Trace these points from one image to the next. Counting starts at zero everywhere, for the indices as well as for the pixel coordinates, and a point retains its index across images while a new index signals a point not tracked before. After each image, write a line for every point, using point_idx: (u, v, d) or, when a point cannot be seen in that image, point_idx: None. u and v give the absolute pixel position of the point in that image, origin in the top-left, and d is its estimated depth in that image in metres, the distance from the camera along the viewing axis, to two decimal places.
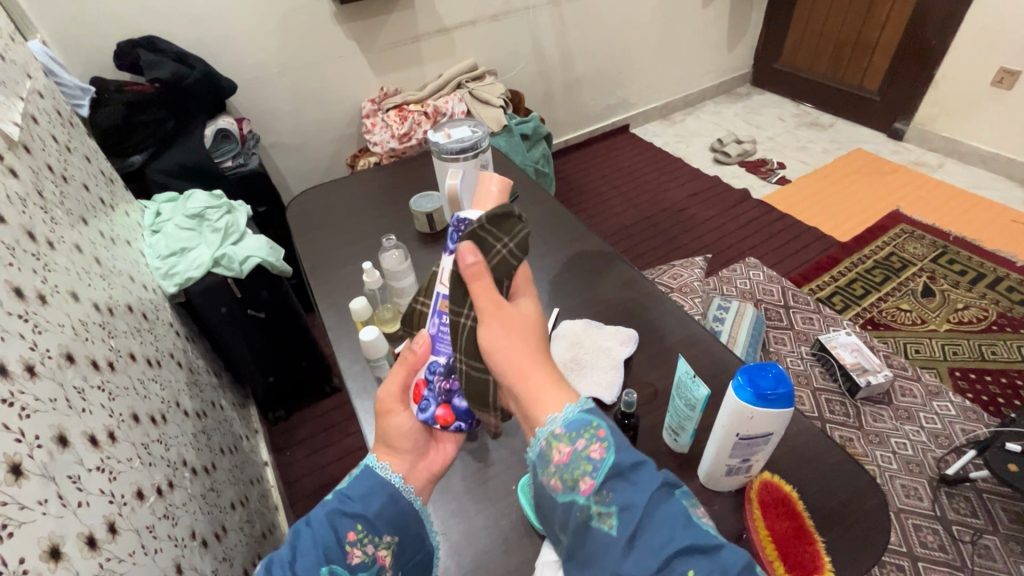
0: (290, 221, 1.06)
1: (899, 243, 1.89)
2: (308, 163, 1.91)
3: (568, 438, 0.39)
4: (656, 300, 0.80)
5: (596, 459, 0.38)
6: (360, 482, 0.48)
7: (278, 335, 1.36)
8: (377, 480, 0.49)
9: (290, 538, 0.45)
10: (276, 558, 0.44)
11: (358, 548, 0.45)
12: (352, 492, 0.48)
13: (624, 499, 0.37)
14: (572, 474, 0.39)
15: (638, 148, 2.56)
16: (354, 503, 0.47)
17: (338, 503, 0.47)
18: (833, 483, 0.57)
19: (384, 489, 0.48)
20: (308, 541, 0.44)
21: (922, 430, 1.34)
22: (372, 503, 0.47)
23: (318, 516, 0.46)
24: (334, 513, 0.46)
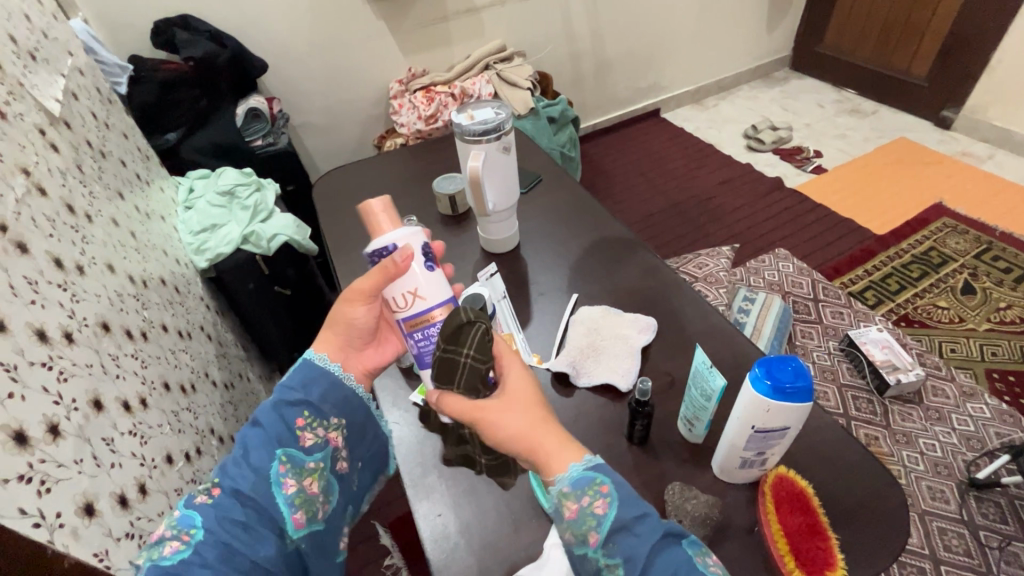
0: (316, 201, 1.07)
1: (940, 238, 1.81)
2: (336, 143, 1.93)
3: (573, 497, 0.45)
4: (678, 289, 0.79)
5: (600, 514, 0.44)
6: (294, 380, 0.59)
7: (303, 312, 1.40)
8: (314, 376, 0.60)
9: (240, 439, 0.56)
10: (233, 456, 0.55)
11: (308, 432, 0.58)
12: (292, 387, 0.59)
13: (627, 551, 0.43)
14: (581, 528, 0.45)
15: (668, 133, 2.50)
16: (293, 394, 0.58)
17: (272, 403, 0.58)
18: (851, 480, 0.56)
19: (324, 380, 0.60)
20: (257, 436, 0.55)
21: (953, 432, 1.30)
22: (316, 394, 0.59)
23: (263, 413, 0.57)
24: (276, 410, 0.57)
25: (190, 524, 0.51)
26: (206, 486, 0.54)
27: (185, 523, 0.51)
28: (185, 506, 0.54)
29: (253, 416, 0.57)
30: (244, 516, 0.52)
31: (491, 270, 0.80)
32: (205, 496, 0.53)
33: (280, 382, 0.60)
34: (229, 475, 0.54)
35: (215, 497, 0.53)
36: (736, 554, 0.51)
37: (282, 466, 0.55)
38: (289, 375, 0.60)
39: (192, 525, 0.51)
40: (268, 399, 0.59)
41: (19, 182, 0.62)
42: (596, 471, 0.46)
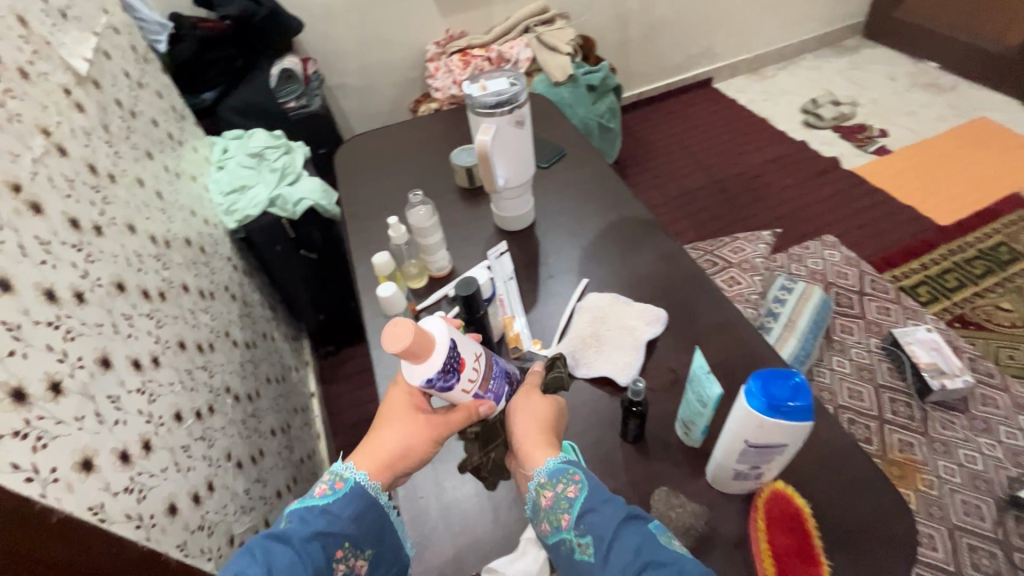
0: (336, 167, 1.07)
1: (1013, 232, 1.65)
2: (371, 106, 1.91)
3: (548, 484, 0.46)
4: (695, 280, 0.74)
5: (571, 497, 0.45)
6: (339, 504, 0.49)
7: (329, 276, 1.42)
8: (362, 500, 0.50)
9: (262, 555, 0.44)
10: (247, 574, 0.43)
11: (341, 562, 0.49)
12: (341, 512, 0.49)
13: (595, 529, 0.42)
14: (554, 514, 0.45)
15: (718, 105, 2.35)
16: (338, 522, 0.49)
17: (305, 522, 0.48)
18: (857, 502, 0.52)
19: (366, 511, 0.50)
20: (291, 563, 0.44)
21: (999, 445, 1.20)
22: (359, 524, 0.49)
23: (302, 535, 0.47)
24: (311, 533, 0.47)
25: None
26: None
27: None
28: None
29: (280, 530, 0.47)
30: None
31: (499, 248, 0.80)
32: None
33: (312, 491, 0.50)
34: None
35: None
36: (719, 569, 0.49)
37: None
38: (328, 487, 0.50)
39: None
40: (298, 512, 0.48)
41: (37, 143, 0.64)
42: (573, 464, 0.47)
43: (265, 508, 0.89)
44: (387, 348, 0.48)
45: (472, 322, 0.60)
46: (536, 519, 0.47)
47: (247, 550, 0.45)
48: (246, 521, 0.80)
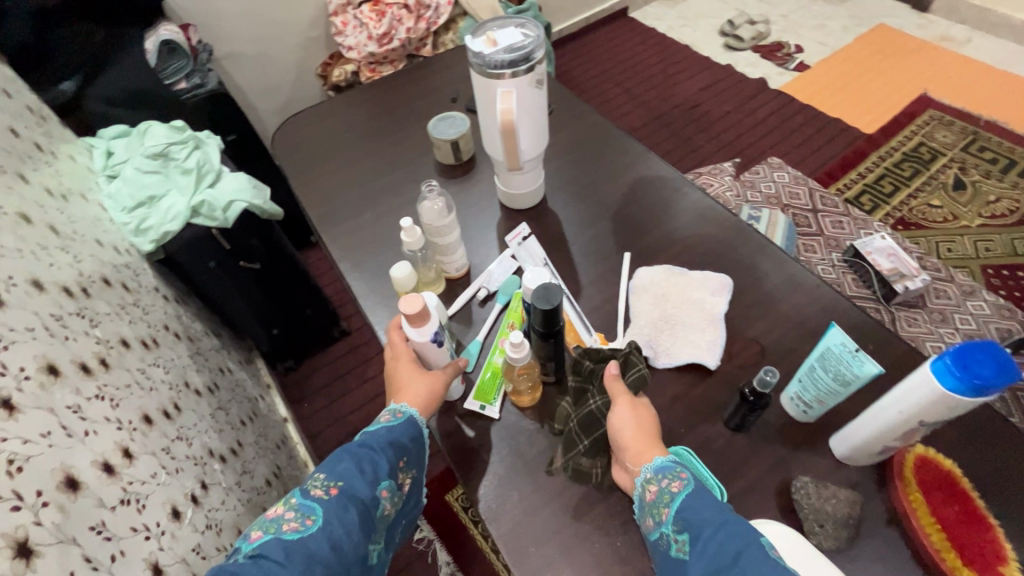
0: (278, 159, 0.87)
1: (928, 132, 1.77)
2: (271, 75, 1.63)
3: (654, 478, 0.46)
4: (743, 235, 0.68)
5: (676, 494, 0.45)
6: (400, 429, 0.53)
7: (276, 285, 1.22)
8: (417, 429, 0.54)
9: (351, 457, 0.50)
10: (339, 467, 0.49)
11: (403, 474, 0.53)
12: (404, 435, 0.53)
13: (693, 528, 0.42)
14: (656, 508, 0.45)
15: (640, 35, 2.28)
16: (403, 444, 0.53)
17: (380, 435, 0.53)
18: (986, 447, 0.50)
19: (421, 437, 0.55)
20: (367, 458, 0.50)
21: (957, 333, 1.32)
22: (417, 443, 0.54)
23: (375, 442, 0.52)
24: (385, 442, 0.52)
25: (307, 513, 0.46)
26: (319, 483, 0.48)
27: (303, 510, 0.46)
28: (291, 500, 0.48)
29: (362, 439, 0.52)
30: (354, 525, 0.47)
31: (521, 233, 0.70)
32: (319, 495, 0.47)
33: (380, 416, 0.55)
34: (342, 490, 0.48)
35: (330, 498, 0.47)
36: (884, 556, 0.45)
37: (385, 494, 0.50)
38: (390, 415, 0.54)
39: (310, 513, 0.46)
40: (371, 429, 0.53)
41: None
42: (678, 463, 0.47)
43: None
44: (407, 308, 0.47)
45: (550, 336, 0.50)
46: (642, 517, 0.47)
47: (338, 451, 0.51)
48: None
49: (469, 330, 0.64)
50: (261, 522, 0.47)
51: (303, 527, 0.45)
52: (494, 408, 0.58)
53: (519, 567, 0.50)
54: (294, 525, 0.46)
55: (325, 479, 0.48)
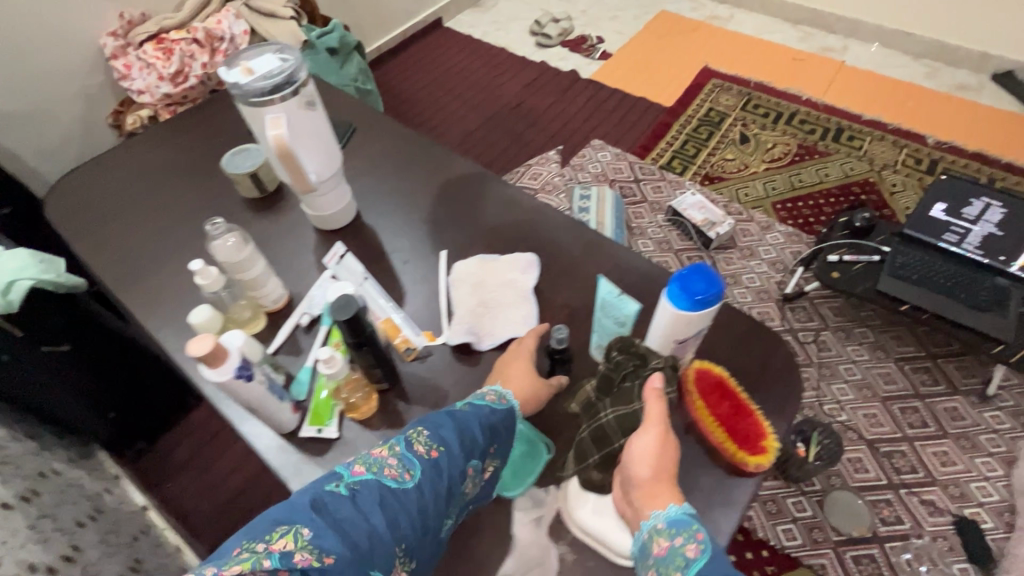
0: (56, 225, 0.79)
1: (714, 98, 2.05)
2: (51, 132, 1.44)
3: (666, 532, 0.45)
4: (544, 215, 0.74)
5: (690, 557, 0.43)
6: (500, 414, 0.52)
7: (97, 363, 1.09)
8: (512, 420, 0.54)
9: (459, 422, 0.50)
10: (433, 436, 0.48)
11: (488, 461, 0.51)
12: (500, 419, 0.52)
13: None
14: (667, 566, 0.44)
15: (459, 43, 2.36)
16: (503, 427, 0.52)
17: (485, 415, 0.52)
18: (748, 349, 0.60)
19: (510, 428, 0.53)
20: (463, 434, 0.49)
21: (763, 262, 1.54)
22: (507, 434, 0.53)
23: (473, 420, 0.51)
24: (488, 421, 0.51)
25: (408, 468, 0.46)
26: (417, 446, 0.47)
27: (404, 465, 0.45)
28: (395, 447, 0.47)
29: (470, 408, 0.51)
30: (440, 496, 0.46)
31: (338, 252, 0.70)
32: (421, 452, 0.47)
33: (484, 395, 0.54)
34: (430, 461, 0.46)
35: (430, 459, 0.47)
36: (681, 458, 0.53)
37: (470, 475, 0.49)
38: (495, 398, 0.54)
39: (409, 469, 0.46)
40: (477, 402, 0.53)
41: None
42: (695, 520, 0.46)
43: None
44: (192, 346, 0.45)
45: (363, 343, 0.52)
46: (643, 567, 0.46)
47: (443, 414, 0.51)
48: None
49: (298, 359, 0.62)
50: (355, 464, 0.45)
51: (396, 481, 0.45)
52: (331, 428, 0.57)
53: None
54: (389, 475, 0.45)
55: (432, 440, 0.48)
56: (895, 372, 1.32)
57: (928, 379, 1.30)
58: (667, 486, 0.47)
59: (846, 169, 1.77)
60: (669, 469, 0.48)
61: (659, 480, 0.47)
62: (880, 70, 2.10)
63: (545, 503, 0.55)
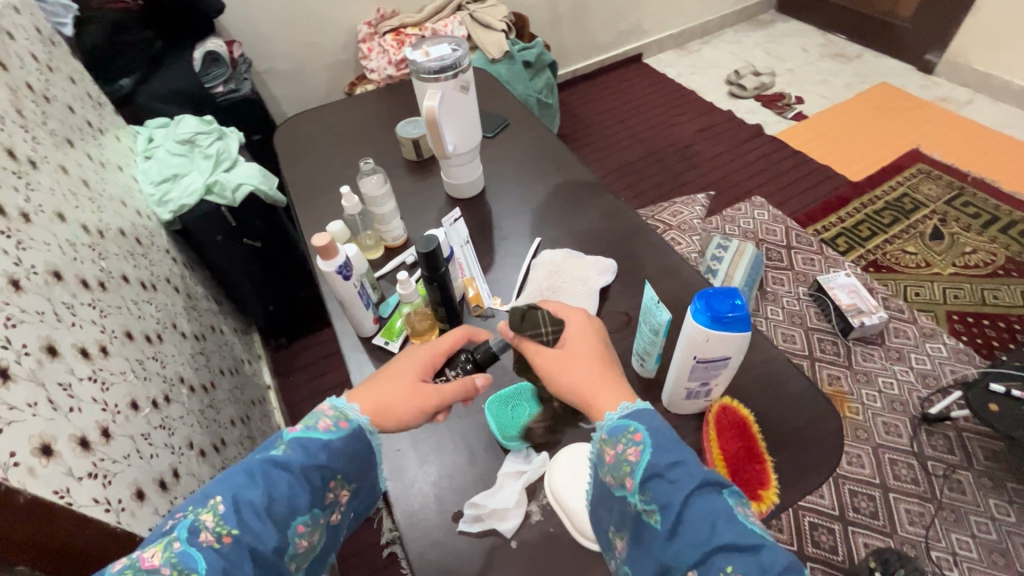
0: (277, 146, 1.04)
1: (914, 184, 1.82)
2: (304, 90, 1.86)
3: (610, 442, 0.45)
4: (639, 232, 0.79)
5: (633, 460, 0.44)
6: (337, 445, 0.48)
7: (275, 264, 1.38)
8: (362, 444, 0.50)
9: (263, 480, 0.44)
10: (249, 497, 0.43)
11: (333, 490, 0.48)
12: (338, 451, 0.48)
13: (662, 496, 0.41)
14: (617, 473, 0.45)
15: (650, 79, 2.44)
16: (337, 458, 0.48)
17: (307, 454, 0.47)
18: (791, 408, 0.58)
19: (359, 453, 0.50)
20: (286, 488, 0.44)
21: (911, 370, 1.34)
22: (353, 462, 0.49)
23: (298, 464, 0.46)
24: (309, 465, 0.46)
25: (191, 567, 0.39)
26: (215, 523, 0.41)
27: (186, 565, 0.39)
28: (172, 545, 0.40)
29: (281, 456, 0.46)
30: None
31: (454, 216, 0.79)
32: (210, 543, 0.40)
33: (315, 423, 0.48)
34: (244, 530, 0.42)
35: (223, 549, 0.41)
36: None
37: (303, 527, 0.45)
38: (331, 425, 0.49)
39: (193, 568, 0.39)
40: (299, 441, 0.47)
41: None
42: (633, 419, 0.46)
43: None
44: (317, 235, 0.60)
45: (434, 280, 0.62)
46: (600, 473, 0.47)
47: (245, 473, 0.45)
48: None
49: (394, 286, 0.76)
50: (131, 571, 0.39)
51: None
52: (395, 344, 0.69)
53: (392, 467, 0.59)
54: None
55: (227, 520, 0.42)
56: None
57: None
58: (607, 395, 0.49)
59: None
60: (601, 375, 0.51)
61: (599, 389, 0.50)
62: None
63: (531, 463, 0.57)
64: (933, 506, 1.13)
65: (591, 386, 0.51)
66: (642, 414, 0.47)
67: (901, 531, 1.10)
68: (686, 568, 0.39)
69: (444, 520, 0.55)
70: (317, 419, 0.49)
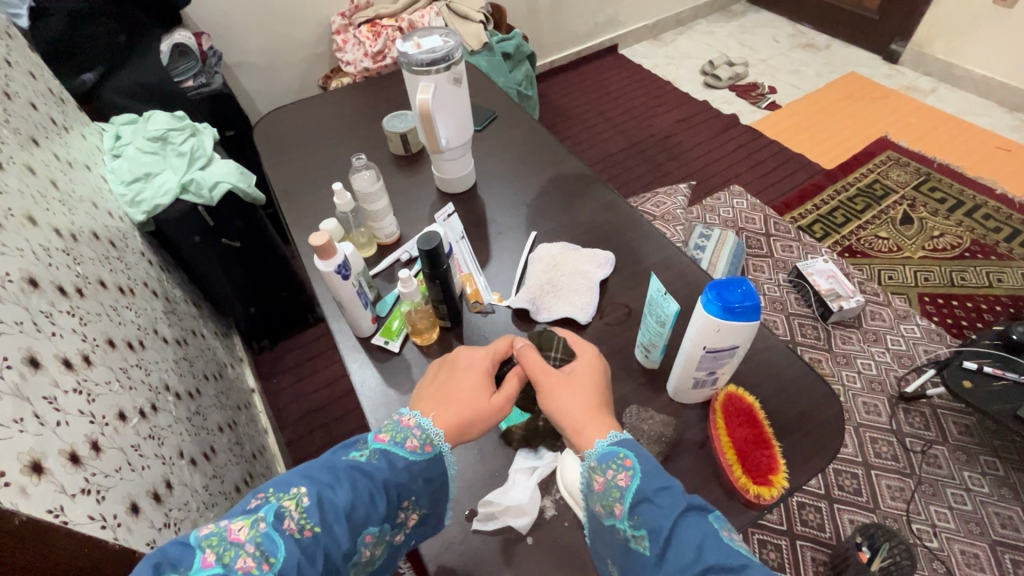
0: (257, 143, 1.01)
1: (884, 171, 1.88)
2: (277, 84, 1.80)
3: (600, 469, 0.47)
4: (634, 224, 0.79)
5: (622, 486, 0.46)
6: (419, 464, 0.50)
7: (255, 264, 1.35)
8: (439, 469, 0.51)
9: (350, 486, 0.46)
10: (333, 498, 0.44)
11: (402, 510, 0.49)
12: (417, 471, 0.50)
13: (650, 521, 0.43)
14: (607, 500, 0.46)
15: (627, 70, 2.45)
16: (414, 479, 0.49)
17: (391, 470, 0.48)
18: (792, 394, 0.59)
19: (434, 477, 0.51)
20: (369, 495, 0.46)
21: (887, 351, 1.39)
22: (427, 486, 0.50)
23: (381, 476, 0.47)
24: (391, 480, 0.48)
25: (272, 552, 0.40)
26: (299, 515, 0.43)
27: (268, 548, 0.40)
28: (259, 524, 0.42)
29: (368, 465, 0.48)
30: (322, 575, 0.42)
31: (447, 211, 0.79)
32: (292, 532, 0.42)
33: (403, 442, 0.50)
34: (326, 527, 0.43)
35: (304, 540, 0.42)
36: (688, 466, 0.55)
37: (370, 538, 0.46)
38: (417, 446, 0.50)
39: (275, 554, 0.40)
40: (384, 454, 0.49)
41: None
42: (621, 446, 0.47)
43: (227, 504, 0.85)
44: (313, 235, 0.58)
45: (436, 277, 0.61)
46: (590, 501, 0.48)
47: (332, 473, 0.46)
48: (210, 517, 0.76)
49: (390, 283, 0.75)
50: (217, 540, 0.41)
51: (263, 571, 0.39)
52: (395, 343, 0.67)
53: None
54: (253, 564, 0.40)
55: (311, 514, 0.43)
56: (1020, 519, 1.11)
57: None
58: (595, 426, 0.50)
59: None
60: (595, 406, 0.51)
61: (587, 423, 0.50)
62: None
63: (542, 458, 0.57)
64: (912, 480, 1.18)
65: (583, 416, 0.51)
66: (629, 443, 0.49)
67: (884, 506, 1.14)
68: None
69: (456, 520, 0.55)
70: (406, 438, 0.50)
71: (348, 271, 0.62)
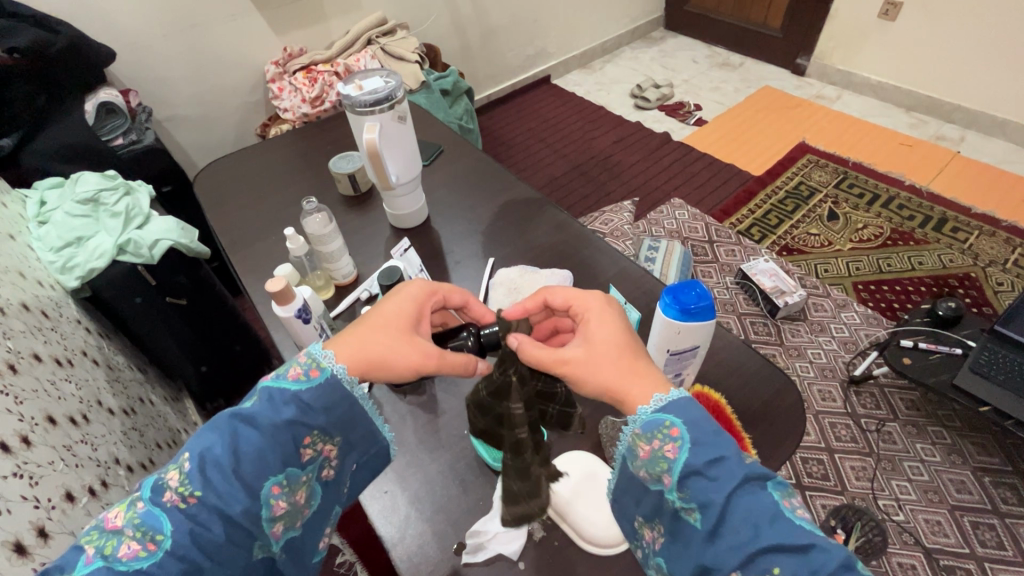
0: (198, 195, 0.98)
1: (806, 173, 2.02)
2: (212, 136, 1.76)
3: (645, 437, 0.45)
4: (588, 241, 0.82)
5: (671, 457, 0.44)
6: (310, 391, 0.49)
7: (204, 321, 1.29)
8: (336, 392, 0.50)
9: (229, 437, 0.45)
10: (214, 452, 0.44)
11: (310, 447, 0.48)
12: (312, 402, 0.49)
13: (702, 495, 0.41)
14: (653, 469, 0.44)
15: (561, 98, 2.55)
16: (308, 412, 0.48)
17: (275, 409, 0.47)
18: (755, 386, 0.62)
19: (338, 399, 0.50)
20: (251, 445, 0.45)
21: (833, 340, 1.47)
22: (330, 416, 0.49)
23: (265, 420, 0.47)
24: (276, 421, 0.47)
25: (156, 530, 0.42)
26: (178, 483, 0.43)
27: (150, 526, 0.42)
28: (140, 507, 0.43)
29: (249, 410, 0.47)
30: (225, 538, 0.43)
31: (404, 245, 0.80)
32: (174, 502, 0.43)
33: (285, 374, 0.49)
34: (210, 487, 0.43)
35: (189, 509, 0.43)
36: None
37: (277, 488, 0.45)
38: (301, 374, 0.50)
39: (160, 532, 0.42)
40: (268, 392, 0.49)
41: None
42: (668, 413, 0.46)
43: None
44: (267, 283, 0.58)
45: None
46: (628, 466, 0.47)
47: (214, 429, 0.46)
48: None
49: (353, 324, 0.74)
50: (98, 535, 0.42)
51: (148, 550, 0.41)
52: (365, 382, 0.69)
53: (382, 513, 0.59)
54: (138, 546, 0.41)
55: (191, 478, 0.43)
56: (971, 482, 1.19)
57: (1010, 497, 1.16)
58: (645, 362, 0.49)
59: (944, 260, 1.66)
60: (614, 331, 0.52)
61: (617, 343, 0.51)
62: (1000, 165, 1.97)
63: None
64: (872, 459, 1.24)
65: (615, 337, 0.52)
66: (677, 405, 0.46)
67: (851, 487, 1.19)
68: (731, 568, 0.39)
69: (446, 555, 0.56)
70: (288, 368, 0.49)
71: (305, 314, 0.61)
